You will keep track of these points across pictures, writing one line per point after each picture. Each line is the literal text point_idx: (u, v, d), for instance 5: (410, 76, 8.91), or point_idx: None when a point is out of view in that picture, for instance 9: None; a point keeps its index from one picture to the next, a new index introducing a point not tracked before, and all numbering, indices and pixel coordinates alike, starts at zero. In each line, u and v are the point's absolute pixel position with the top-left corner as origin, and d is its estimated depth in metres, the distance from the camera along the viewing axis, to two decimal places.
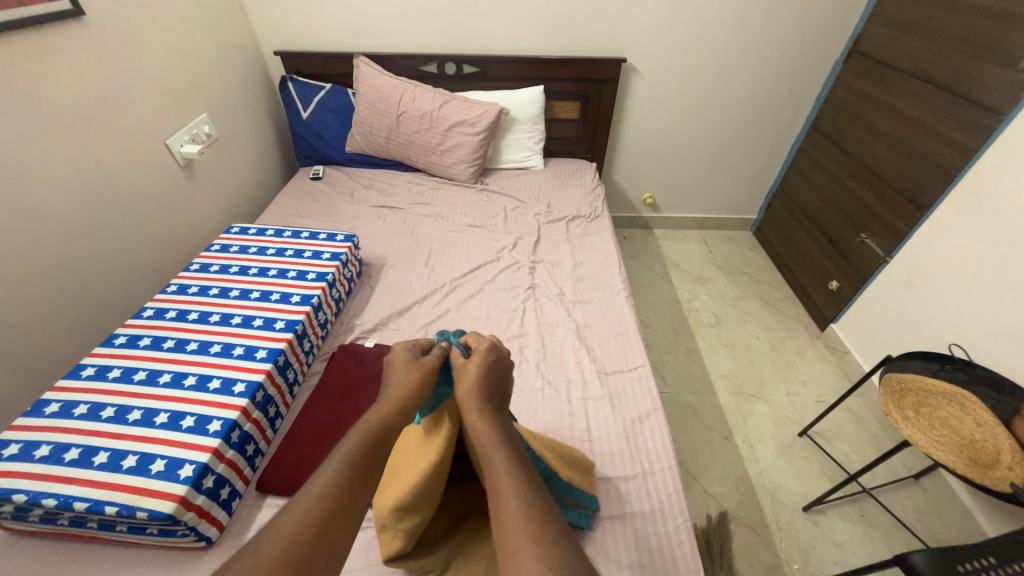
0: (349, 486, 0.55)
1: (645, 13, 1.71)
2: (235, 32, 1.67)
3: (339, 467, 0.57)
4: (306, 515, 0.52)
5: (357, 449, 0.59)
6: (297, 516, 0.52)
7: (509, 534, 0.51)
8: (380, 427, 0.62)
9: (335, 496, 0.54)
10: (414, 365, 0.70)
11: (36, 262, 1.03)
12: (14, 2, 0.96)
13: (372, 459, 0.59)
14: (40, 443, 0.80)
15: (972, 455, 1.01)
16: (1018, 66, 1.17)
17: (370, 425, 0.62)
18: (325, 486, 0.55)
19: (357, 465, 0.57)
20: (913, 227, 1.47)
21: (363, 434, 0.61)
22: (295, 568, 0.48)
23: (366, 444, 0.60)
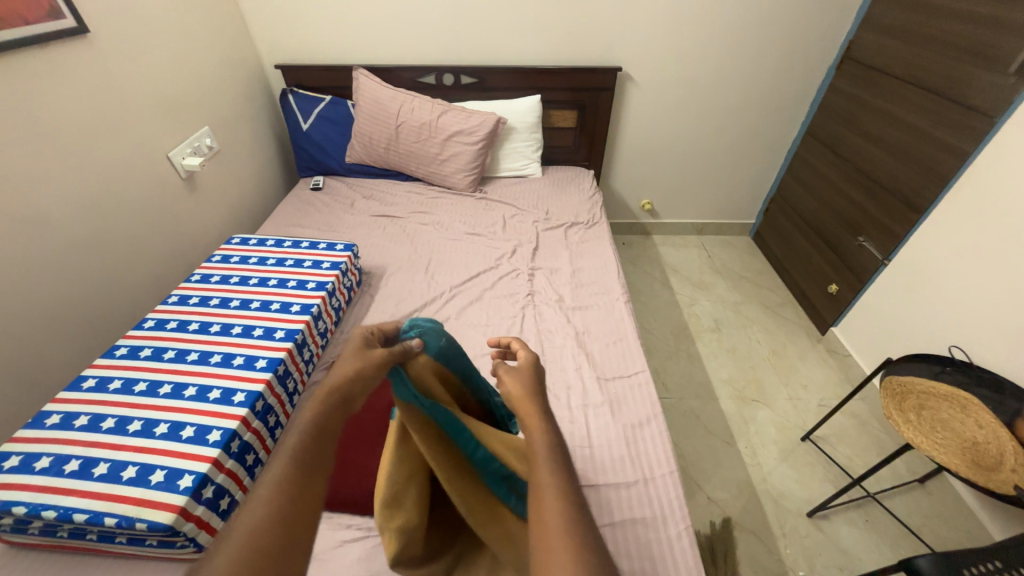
0: (298, 490, 0.43)
1: (640, 23, 1.74)
2: (236, 47, 1.70)
3: (285, 467, 0.44)
4: (252, 538, 0.39)
5: (304, 441, 0.46)
6: (243, 539, 0.39)
7: (546, 538, 0.41)
8: (326, 414, 0.49)
9: (288, 502, 0.42)
10: (371, 355, 0.58)
11: (39, 273, 1.04)
12: (19, 21, 0.98)
13: (324, 448, 0.47)
14: (40, 455, 0.80)
15: (975, 457, 1.00)
16: (1007, 70, 1.19)
17: (314, 414, 0.48)
18: (269, 494, 0.42)
19: (306, 463, 0.45)
20: (911, 229, 1.47)
21: (306, 425, 0.47)
22: None
23: (316, 433, 0.47)
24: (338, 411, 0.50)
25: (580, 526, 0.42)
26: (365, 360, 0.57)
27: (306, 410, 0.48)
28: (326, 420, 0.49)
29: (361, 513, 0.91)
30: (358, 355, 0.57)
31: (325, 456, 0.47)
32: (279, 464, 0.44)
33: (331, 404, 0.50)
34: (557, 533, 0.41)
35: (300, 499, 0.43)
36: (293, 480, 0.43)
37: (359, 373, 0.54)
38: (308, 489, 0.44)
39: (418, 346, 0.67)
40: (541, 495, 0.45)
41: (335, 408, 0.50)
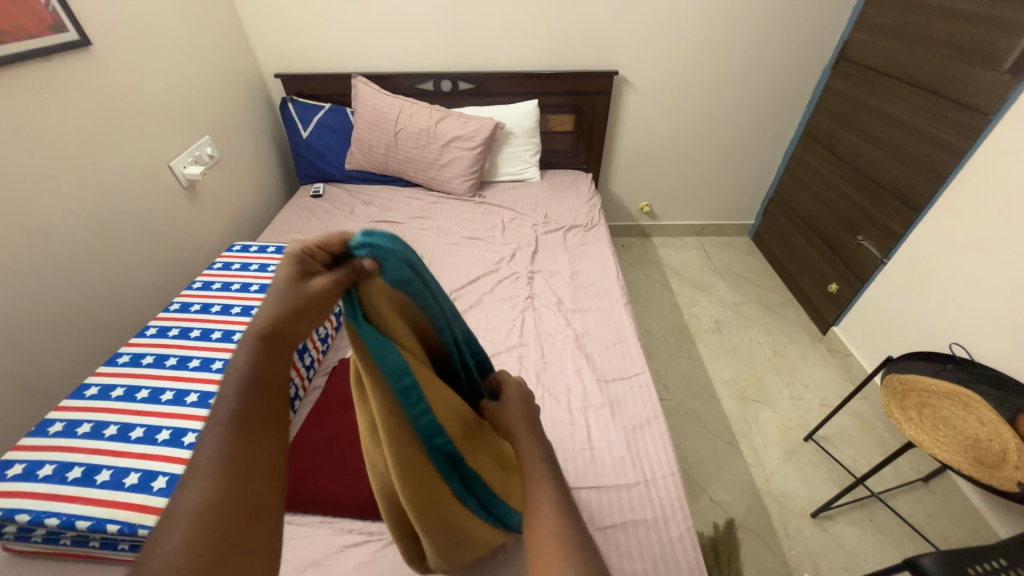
0: (250, 447, 0.39)
1: (635, 27, 1.76)
2: (236, 57, 1.72)
3: (226, 438, 0.38)
4: (204, 513, 0.34)
5: (243, 405, 0.40)
6: (190, 527, 0.33)
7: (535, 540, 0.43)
8: (263, 362, 0.43)
9: (238, 474, 0.37)
10: (311, 288, 0.44)
11: (42, 283, 1.05)
12: (23, 35, 1.00)
13: (269, 408, 0.42)
14: (43, 463, 0.81)
15: (978, 455, 0.99)
16: (1002, 67, 1.19)
17: (248, 371, 0.42)
18: (213, 472, 0.36)
19: (252, 419, 0.40)
20: (910, 226, 1.47)
21: (240, 381, 0.41)
22: (219, 556, 0.33)
23: (256, 393, 0.41)
24: (279, 363, 0.44)
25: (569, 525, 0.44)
26: (297, 298, 0.44)
27: (236, 368, 0.42)
28: (264, 377, 0.43)
29: (362, 517, 0.91)
30: (288, 289, 0.44)
31: (273, 418, 0.42)
32: (217, 435, 0.39)
33: (266, 358, 0.43)
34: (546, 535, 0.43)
35: (254, 468, 0.38)
36: (240, 451, 0.38)
37: (290, 316, 0.44)
38: (262, 457, 0.39)
39: (371, 266, 0.49)
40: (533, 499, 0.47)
41: (271, 361, 0.43)
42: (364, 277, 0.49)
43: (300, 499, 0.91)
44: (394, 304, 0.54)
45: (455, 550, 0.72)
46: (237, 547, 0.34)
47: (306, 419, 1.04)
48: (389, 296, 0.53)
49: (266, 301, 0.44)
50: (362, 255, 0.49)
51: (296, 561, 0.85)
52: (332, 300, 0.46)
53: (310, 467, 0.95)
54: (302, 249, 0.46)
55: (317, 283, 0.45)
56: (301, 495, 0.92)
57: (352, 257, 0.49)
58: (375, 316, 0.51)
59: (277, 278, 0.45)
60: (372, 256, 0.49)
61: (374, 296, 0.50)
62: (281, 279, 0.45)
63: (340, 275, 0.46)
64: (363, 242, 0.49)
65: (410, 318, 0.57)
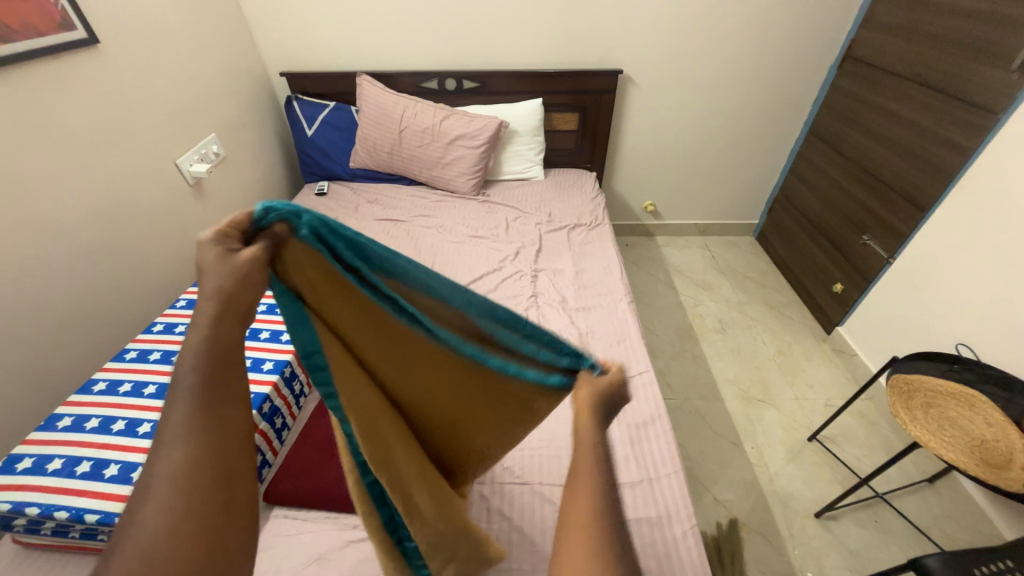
0: (213, 420, 0.42)
1: (641, 24, 1.75)
2: (242, 55, 1.73)
3: (187, 411, 0.42)
4: (174, 482, 0.39)
5: (199, 379, 0.43)
6: (160, 500, 0.38)
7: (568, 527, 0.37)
8: (216, 332, 0.44)
9: (199, 446, 0.41)
10: (235, 259, 0.45)
11: (52, 280, 1.06)
12: (33, 33, 1.01)
13: (225, 375, 0.44)
14: (53, 457, 0.82)
15: (984, 456, 0.99)
16: (1010, 66, 1.18)
17: (204, 343, 0.44)
18: (179, 444, 0.40)
19: (208, 391, 0.43)
20: (917, 227, 1.46)
21: (195, 356, 0.43)
22: (192, 517, 0.38)
23: (209, 366, 0.44)
24: (226, 329, 0.45)
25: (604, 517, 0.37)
26: (228, 274, 0.45)
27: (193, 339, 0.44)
28: (220, 346, 0.44)
29: None
30: (213, 270, 0.44)
31: (232, 386, 0.44)
32: (178, 408, 0.42)
33: (216, 329, 0.44)
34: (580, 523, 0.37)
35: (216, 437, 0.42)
36: (201, 424, 0.41)
37: (233, 290, 0.45)
38: (224, 428, 0.43)
39: (283, 231, 0.49)
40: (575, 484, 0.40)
41: (223, 331, 0.44)
42: (283, 246, 0.49)
43: (304, 494, 0.93)
44: (322, 274, 0.51)
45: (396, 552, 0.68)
46: (207, 513, 0.39)
47: (313, 415, 1.05)
48: (323, 268, 0.51)
49: (206, 291, 0.44)
50: (272, 223, 0.49)
51: (301, 555, 0.87)
52: (257, 269, 0.47)
53: (315, 463, 0.96)
54: (214, 233, 0.46)
55: (243, 252, 0.46)
56: (305, 490, 0.93)
57: (267, 227, 0.49)
58: (306, 290, 0.51)
59: (204, 259, 0.45)
60: (287, 222, 0.49)
61: (300, 267, 0.50)
62: (208, 257, 0.45)
63: (257, 247, 0.47)
64: (268, 209, 0.48)
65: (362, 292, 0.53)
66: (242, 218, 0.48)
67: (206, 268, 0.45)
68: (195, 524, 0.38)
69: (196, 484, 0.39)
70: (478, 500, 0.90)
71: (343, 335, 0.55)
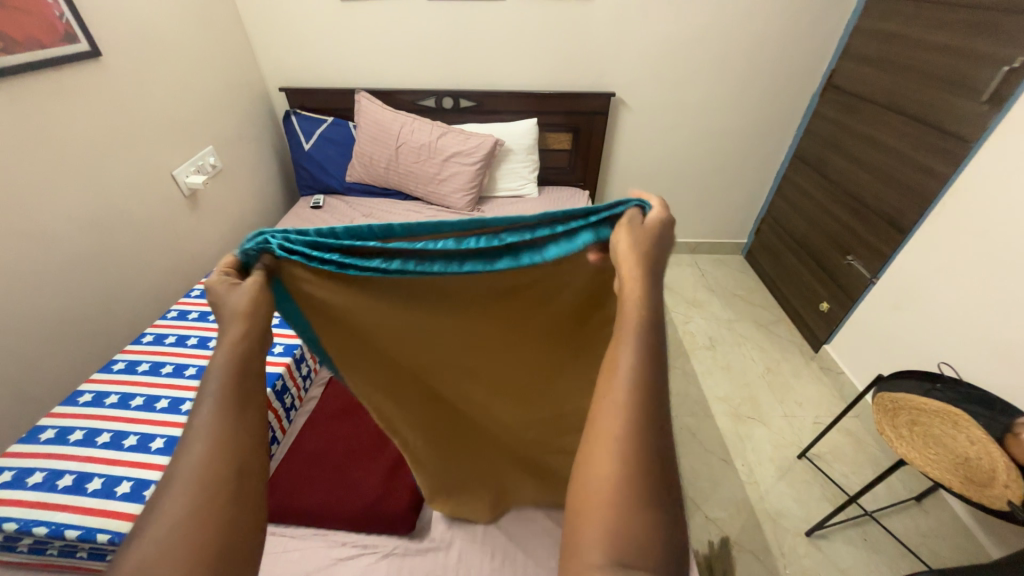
0: (235, 421, 0.44)
1: (632, 50, 1.82)
2: (242, 70, 1.76)
3: (215, 413, 0.44)
4: (195, 478, 0.41)
5: (225, 384, 0.45)
6: (186, 497, 0.40)
7: (593, 438, 0.43)
8: (247, 345, 0.47)
9: (225, 444, 0.43)
10: (242, 293, 0.49)
11: (42, 289, 1.05)
12: (36, 45, 1.02)
13: (246, 382, 0.46)
14: (34, 470, 0.80)
15: (968, 473, 1.00)
16: (981, 97, 1.24)
17: (233, 355, 0.46)
18: (204, 442, 0.42)
19: (235, 395, 0.45)
20: (897, 248, 1.52)
21: (224, 365, 0.45)
22: (212, 508, 0.40)
23: (236, 371, 0.46)
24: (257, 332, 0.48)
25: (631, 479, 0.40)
26: (241, 304, 0.48)
27: (223, 351, 0.46)
28: (245, 359, 0.47)
29: (357, 530, 0.93)
30: (225, 304, 0.48)
31: (251, 393, 0.47)
32: (205, 411, 0.44)
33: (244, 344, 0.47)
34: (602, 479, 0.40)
35: (241, 438, 0.44)
36: (224, 423, 0.44)
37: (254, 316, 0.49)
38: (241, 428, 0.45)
39: (270, 262, 0.54)
40: (605, 402, 0.44)
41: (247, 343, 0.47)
42: (279, 271, 0.55)
43: (295, 510, 0.92)
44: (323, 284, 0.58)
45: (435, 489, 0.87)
46: (226, 505, 0.41)
47: (302, 429, 1.05)
48: (309, 281, 0.57)
49: (226, 321, 0.47)
50: (259, 256, 0.53)
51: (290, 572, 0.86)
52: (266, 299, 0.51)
53: (305, 477, 0.96)
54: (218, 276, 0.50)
55: (245, 285, 0.50)
56: (295, 505, 0.92)
57: (254, 263, 0.54)
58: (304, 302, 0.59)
59: (218, 297, 0.48)
60: (268, 251, 0.54)
61: (297, 285, 0.57)
62: (221, 292, 0.49)
63: (256, 279, 0.52)
64: (245, 251, 0.53)
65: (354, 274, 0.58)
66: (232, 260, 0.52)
67: (220, 306, 0.48)
68: (216, 515, 0.40)
69: (217, 479, 0.41)
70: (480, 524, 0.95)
71: (347, 327, 0.63)
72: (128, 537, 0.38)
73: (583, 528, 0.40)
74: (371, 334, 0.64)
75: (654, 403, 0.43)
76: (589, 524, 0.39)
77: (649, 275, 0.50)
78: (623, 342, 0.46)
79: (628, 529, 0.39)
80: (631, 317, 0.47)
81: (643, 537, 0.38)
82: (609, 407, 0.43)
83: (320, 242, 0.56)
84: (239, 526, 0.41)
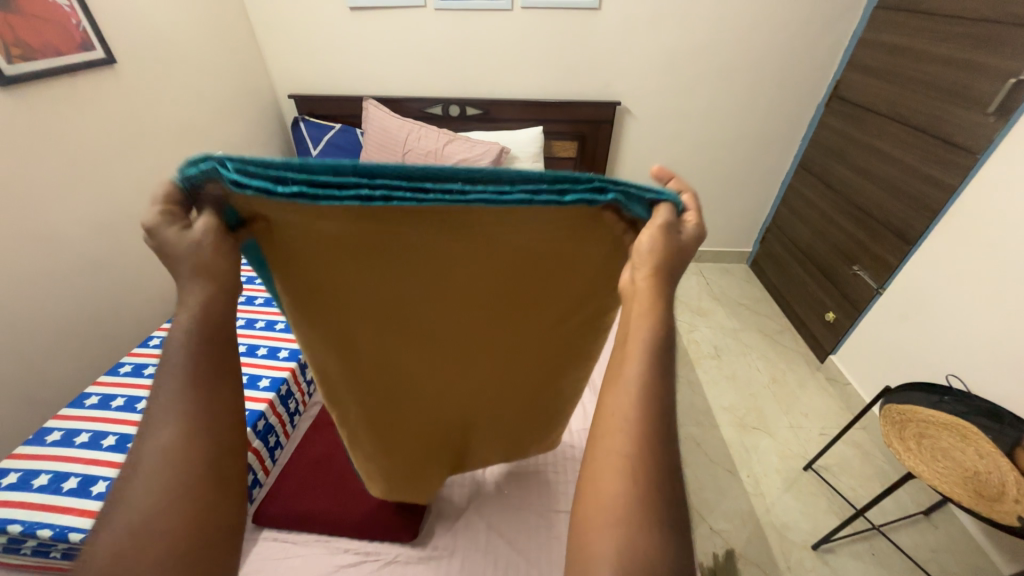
0: (202, 394, 0.44)
1: (638, 61, 1.84)
2: (252, 78, 1.79)
3: (179, 387, 0.43)
4: (163, 453, 0.41)
5: (190, 356, 0.44)
6: (155, 473, 0.41)
7: (610, 446, 0.43)
8: (213, 307, 0.44)
9: (194, 420, 0.43)
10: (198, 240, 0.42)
11: (51, 293, 1.06)
12: (52, 52, 1.04)
13: (220, 349, 0.46)
14: (39, 472, 0.80)
15: (977, 488, 0.98)
16: (986, 109, 1.24)
17: (194, 323, 0.44)
18: (169, 418, 0.42)
19: (198, 367, 0.44)
20: (904, 259, 1.51)
21: (186, 335, 0.44)
22: (181, 483, 0.41)
23: (204, 338, 0.45)
24: (216, 314, 0.45)
25: (648, 494, 0.40)
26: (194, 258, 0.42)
27: (184, 319, 0.44)
28: (210, 326, 0.45)
29: (359, 537, 0.92)
30: (182, 253, 0.41)
31: (222, 365, 0.46)
32: (171, 385, 0.43)
33: (207, 307, 0.44)
34: (617, 489, 0.41)
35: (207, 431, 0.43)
36: (191, 397, 0.43)
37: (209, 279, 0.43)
38: (213, 401, 0.44)
39: (216, 191, 0.41)
40: (619, 411, 0.44)
41: (214, 306, 0.45)
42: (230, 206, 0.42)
43: (297, 516, 0.92)
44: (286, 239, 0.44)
45: (396, 476, 0.81)
46: (200, 479, 0.42)
47: (304, 437, 1.07)
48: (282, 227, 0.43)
49: (189, 282, 0.43)
50: (203, 182, 0.40)
51: None
52: (229, 256, 0.44)
53: (307, 483, 0.98)
54: (162, 214, 0.41)
55: (201, 227, 0.42)
56: (298, 511, 0.93)
57: (198, 191, 0.41)
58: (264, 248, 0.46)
59: (166, 245, 0.41)
60: (212, 178, 0.40)
61: (264, 234, 0.44)
62: (171, 235, 0.41)
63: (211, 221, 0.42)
64: (186, 175, 0.40)
65: (321, 231, 0.43)
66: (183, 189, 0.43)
67: (171, 256, 0.41)
68: (188, 490, 0.41)
69: (188, 455, 0.42)
70: (480, 527, 0.95)
71: (304, 283, 0.49)
72: (105, 509, 0.40)
73: (599, 539, 0.40)
74: (326, 297, 0.50)
75: (663, 416, 0.44)
76: (604, 536, 0.39)
77: (665, 291, 0.47)
78: (635, 354, 0.45)
79: (645, 542, 0.39)
80: (645, 335, 0.46)
81: (656, 547, 0.38)
82: (621, 419, 0.43)
83: (284, 175, 0.39)
84: (216, 500, 0.42)
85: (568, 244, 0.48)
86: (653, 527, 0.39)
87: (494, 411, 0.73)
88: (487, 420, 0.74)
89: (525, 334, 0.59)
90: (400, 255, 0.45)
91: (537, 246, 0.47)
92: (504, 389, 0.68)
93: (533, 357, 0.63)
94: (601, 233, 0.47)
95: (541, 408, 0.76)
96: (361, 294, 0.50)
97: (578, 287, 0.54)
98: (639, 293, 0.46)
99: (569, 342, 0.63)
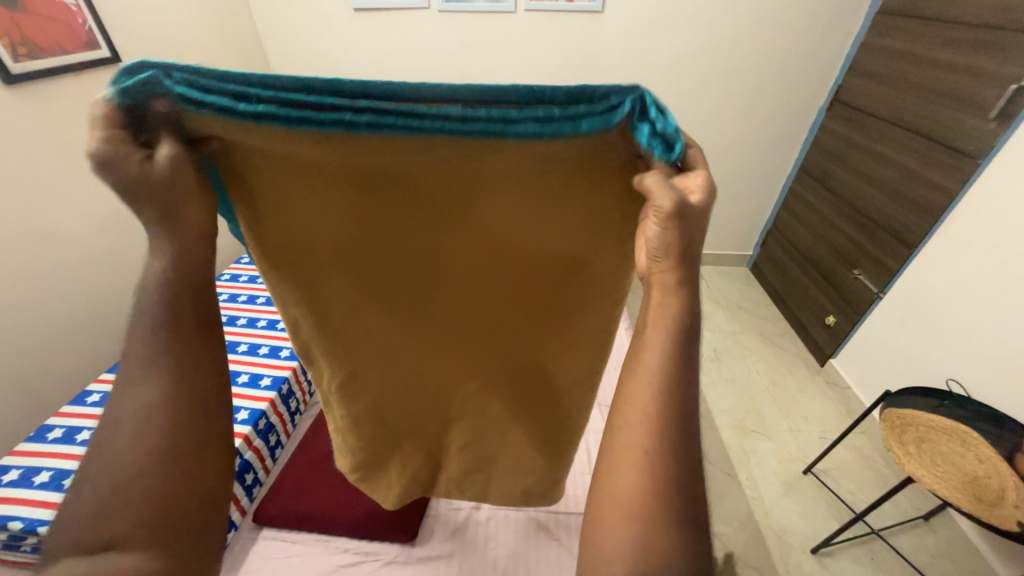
0: (175, 349, 0.47)
1: (642, 63, 1.84)
2: None
3: (152, 342, 0.46)
4: (139, 404, 0.45)
5: (164, 314, 0.46)
6: (136, 423, 0.44)
7: (617, 444, 0.43)
8: (187, 260, 0.47)
9: (167, 373, 0.46)
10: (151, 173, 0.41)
11: (53, 290, 1.07)
12: (59, 51, 1.05)
13: (198, 311, 0.49)
14: (41, 469, 0.80)
15: (976, 492, 0.98)
16: (988, 115, 1.25)
17: (165, 280, 0.46)
18: (144, 372, 0.45)
19: (170, 324, 0.47)
20: (905, 263, 1.51)
21: (158, 291, 0.46)
22: (160, 432, 0.44)
23: (183, 299, 0.47)
24: (194, 276, 0.48)
25: (656, 496, 0.40)
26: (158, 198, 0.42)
27: (154, 274, 0.46)
28: (185, 283, 0.47)
29: (358, 536, 0.93)
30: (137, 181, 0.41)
31: (196, 324, 0.48)
32: (146, 340, 0.46)
33: (180, 265, 0.47)
34: (625, 489, 0.41)
35: (185, 402, 0.46)
36: (166, 353, 0.46)
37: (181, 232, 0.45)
38: (187, 358, 0.47)
39: (167, 107, 0.41)
40: (627, 411, 0.44)
41: (191, 264, 0.47)
42: (196, 134, 0.42)
43: (295, 514, 0.92)
44: (256, 173, 0.44)
45: (374, 463, 0.77)
46: (179, 429, 0.45)
47: (306, 436, 1.08)
48: (265, 161, 0.43)
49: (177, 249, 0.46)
50: (162, 101, 0.40)
51: None
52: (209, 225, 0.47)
53: (307, 482, 0.98)
54: (111, 138, 0.40)
55: (160, 156, 0.41)
56: (297, 510, 0.93)
57: (154, 113, 0.41)
58: (239, 192, 0.46)
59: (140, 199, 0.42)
60: (166, 96, 0.40)
61: (240, 171, 0.44)
62: (122, 158, 0.40)
63: (169, 150, 0.41)
64: (127, 91, 0.39)
65: (289, 162, 0.42)
66: (190, 180, 0.43)
67: (141, 198, 0.42)
68: (167, 439, 0.44)
69: (165, 408, 0.45)
70: (475, 526, 0.96)
71: (274, 229, 0.49)
72: (91, 450, 0.45)
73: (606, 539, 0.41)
74: (297, 247, 0.50)
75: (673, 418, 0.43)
76: (609, 537, 0.40)
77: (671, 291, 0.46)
78: (643, 354, 0.46)
79: (650, 543, 0.39)
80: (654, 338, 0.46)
81: (662, 547, 0.39)
82: (628, 420, 0.43)
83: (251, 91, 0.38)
84: (196, 450, 0.46)
85: (550, 191, 0.44)
86: (658, 527, 0.39)
87: (476, 400, 0.68)
88: (469, 410, 0.70)
89: (506, 304, 0.55)
90: (383, 205, 0.45)
91: (519, 189, 0.44)
92: (486, 371, 0.63)
93: (517, 334, 0.58)
94: (591, 173, 0.43)
95: (530, 409, 0.69)
96: (343, 243, 0.48)
97: (567, 247, 0.49)
98: (657, 281, 0.46)
99: (559, 323, 0.57)
